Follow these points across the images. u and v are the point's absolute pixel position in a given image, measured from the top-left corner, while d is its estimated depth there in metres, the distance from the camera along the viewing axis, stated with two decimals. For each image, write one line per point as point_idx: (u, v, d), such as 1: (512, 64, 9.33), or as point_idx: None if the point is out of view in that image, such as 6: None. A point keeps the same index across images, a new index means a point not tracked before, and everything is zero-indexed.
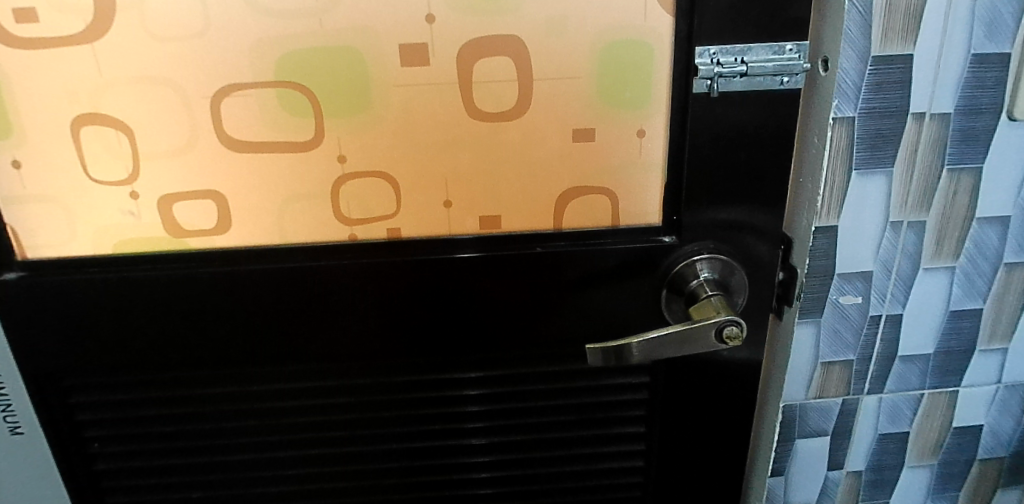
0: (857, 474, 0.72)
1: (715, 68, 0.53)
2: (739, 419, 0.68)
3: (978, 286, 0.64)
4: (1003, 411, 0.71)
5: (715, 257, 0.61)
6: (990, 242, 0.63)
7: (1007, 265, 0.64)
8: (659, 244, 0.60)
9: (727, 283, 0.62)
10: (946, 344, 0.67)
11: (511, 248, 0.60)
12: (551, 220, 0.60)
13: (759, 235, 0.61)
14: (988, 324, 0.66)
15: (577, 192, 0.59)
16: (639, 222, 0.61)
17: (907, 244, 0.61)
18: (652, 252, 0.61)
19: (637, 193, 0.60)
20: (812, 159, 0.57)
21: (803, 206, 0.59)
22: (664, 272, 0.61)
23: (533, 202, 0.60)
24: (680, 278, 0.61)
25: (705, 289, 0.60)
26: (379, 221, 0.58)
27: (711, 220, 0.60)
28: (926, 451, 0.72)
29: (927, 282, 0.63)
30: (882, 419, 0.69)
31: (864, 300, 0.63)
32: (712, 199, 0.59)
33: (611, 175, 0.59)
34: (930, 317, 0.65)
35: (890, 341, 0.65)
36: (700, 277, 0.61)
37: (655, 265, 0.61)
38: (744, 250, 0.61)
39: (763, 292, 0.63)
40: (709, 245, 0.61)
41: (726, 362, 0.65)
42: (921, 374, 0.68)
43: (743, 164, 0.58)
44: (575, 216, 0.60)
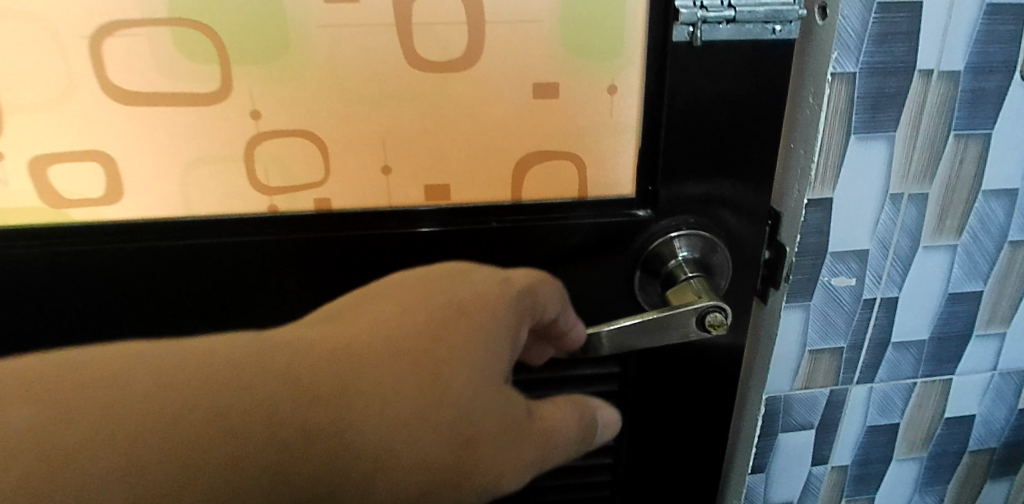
0: (842, 469, 0.66)
1: (698, 12, 0.46)
2: (718, 412, 0.61)
3: (980, 266, 0.58)
4: (998, 400, 0.66)
5: (695, 233, 0.54)
6: (995, 217, 0.57)
7: (1011, 243, 0.58)
8: (632, 219, 0.53)
9: (708, 263, 0.55)
10: (942, 329, 0.61)
11: (464, 222, 0.52)
12: (508, 192, 0.52)
13: (744, 210, 0.54)
14: (988, 308, 0.61)
15: (539, 158, 0.51)
16: (610, 193, 0.54)
17: (907, 220, 0.55)
18: (624, 227, 0.53)
19: (607, 160, 0.52)
20: (806, 122, 0.50)
21: (795, 176, 0.52)
22: (637, 250, 0.54)
23: (488, 169, 0.51)
24: (655, 256, 0.54)
25: (684, 270, 0.53)
26: (305, 190, 0.50)
27: (691, 193, 0.53)
28: (916, 444, 0.66)
29: (926, 262, 0.57)
30: (871, 409, 0.63)
31: (858, 281, 0.57)
32: (693, 167, 0.52)
33: (577, 138, 0.51)
34: (927, 300, 0.59)
35: (883, 327, 0.59)
36: (679, 256, 0.53)
37: (628, 243, 0.54)
38: (727, 227, 0.54)
39: (747, 273, 0.56)
40: (688, 220, 0.54)
41: (705, 351, 0.58)
42: (914, 362, 0.62)
43: (728, 127, 0.50)
44: (536, 186, 0.52)
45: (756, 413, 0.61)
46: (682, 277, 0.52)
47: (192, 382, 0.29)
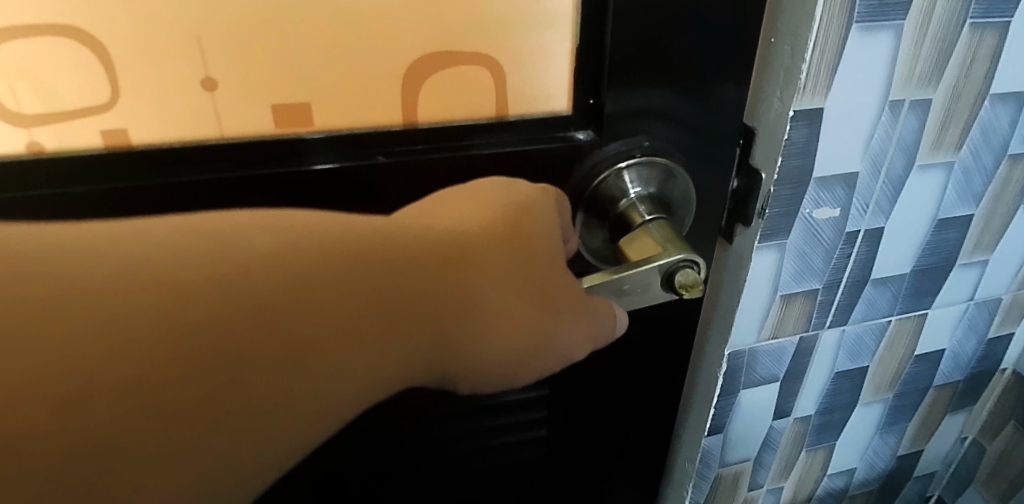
0: (805, 419, 0.58)
1: None
2: (673, 372, 0.51)
3: (974, 186, 0.49)
4: (970, 331, 0.59)
5: (652, 161, 0.41)
6: (999, 126, 0.47)
7: (1010, 156, 0.49)
8: (570, 145, 0.40)
9: (669, 198, 0.43)
10: (925, 260, 0.52)
11: (338, 155, 0.38)
12: (400, 112, 0.38)
13: (711, 127, 0.41)
14: (974, 233, 0.52)
15: (440, 63, 0.37)
16: (538, 110, 0.40)
17: (903, 133, 0.44)
18: (559, 157, 0.40)
19: (533, 66, 0.38)
20: (797, 6, 0.37)
21: (777, 81, 0.40)
22: (577, 185, 0.41)
23: (368, 80, 0.37)
24: (600, 193, 0.41)
25: (639, 211, 0.41)
26: (86, 117, 0.34)
27: (646, 108, 0.39)
28: (883, 385, 0.59)
29: (918, 183, 0.47)
30: (841, 354, 0.55)
31: (842, 211, 0.46)
32: (649, 74, 0.38)
33: (489, 35, 0.36)
34: (914, 228, 0.49)
35: (863, 262, 0.49)
36: (633, 192, 0.41)
37: (565, 176, 0.41)
38: (690, 151, 0.42)
39: (713, 207, 0.45)
40: (642, 143, 0.41)
41: (659, 308, 0.47)
42: (892, 299, 0.53)
43: (698, 16, 0.36)
44: (437, 102, 0.38)
45: (716, 369, 0.51)
46: (638, 220, 0.41)
47: (302, 259, 0.24)
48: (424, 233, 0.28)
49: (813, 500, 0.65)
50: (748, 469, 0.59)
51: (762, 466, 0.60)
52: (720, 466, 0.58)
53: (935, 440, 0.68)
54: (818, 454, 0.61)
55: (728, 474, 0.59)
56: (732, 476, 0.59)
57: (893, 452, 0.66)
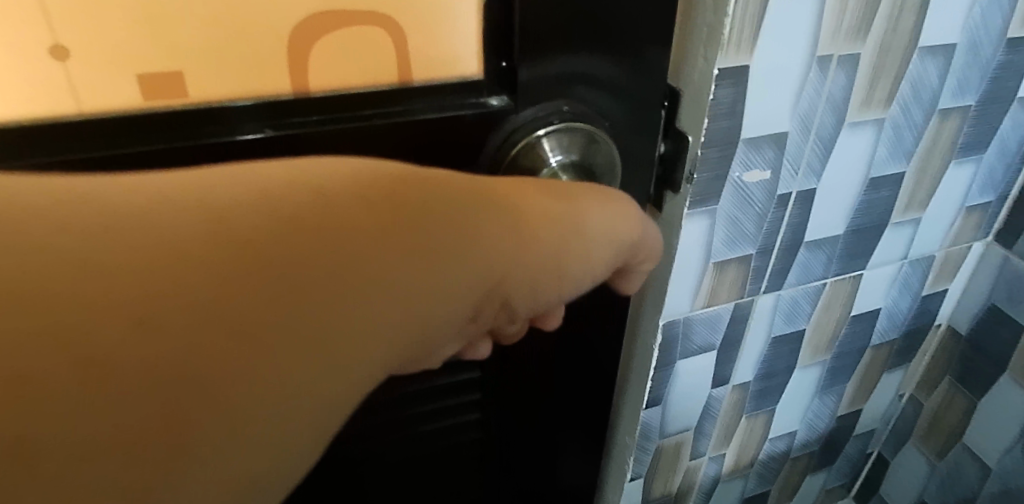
0: (744, 385, 0.57)
1: None
2: (607, 350, 0.49)
3: (905, 143, 0.48)
4: (904, 290, 0.59)
5: (573, 129, 0.38)
6: (929, 80, 0.46)
7: (941, 111, 0.48)
8: (482, 111, 0.37)
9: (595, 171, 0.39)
10: (859, 220, 0.51)
11: (222, 128, 0.33)
12: (289, 79, 0.34)
13: (634, 92, 0.39)
14: (907, 191, 0.51)
15: (332, 23, 0.33)
16: (445, 75, 0.36)
17: (833, 90, 0.42)
18: (472, 124, 0.37)
19: (436, 25, 0.35)
20: None
21: (701, 38, 0.38)
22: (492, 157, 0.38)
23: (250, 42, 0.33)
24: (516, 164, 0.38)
25: (562, 179, 0.37)
26: None
27: (562, 68, 0.37)
28: (821, 347, 0.59)
29: (849, 143, 0.46)
30: (778, 319, 0.54)
31: (772, 174, 0.45)
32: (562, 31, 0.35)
33: None
34: (846, 188, 0.48)
35: (796, 225, 0.48)
36: (555, 161, 0.38)
37: (480, 145, 0.38)
38: (612, 116, 0.39)
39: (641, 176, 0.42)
40: (562, 109, 0.38)
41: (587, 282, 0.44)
42: (826, 262, 0.52)
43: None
44: (331, 67, 0.35)
45: (651, 341, 0.50)
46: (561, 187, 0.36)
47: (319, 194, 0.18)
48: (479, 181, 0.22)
49: (756, 464, 0.66)
50: (689, 438, 0.59)
51: (703, 434, 0.59)
52: (660, 437, 0.57)
53: (874, 398, 0.68)
54: (758, 420, 0.61)
55: (669, 445, 0.58)
56: (674, 446, 0.58)
57: (833, 412, 0.66)
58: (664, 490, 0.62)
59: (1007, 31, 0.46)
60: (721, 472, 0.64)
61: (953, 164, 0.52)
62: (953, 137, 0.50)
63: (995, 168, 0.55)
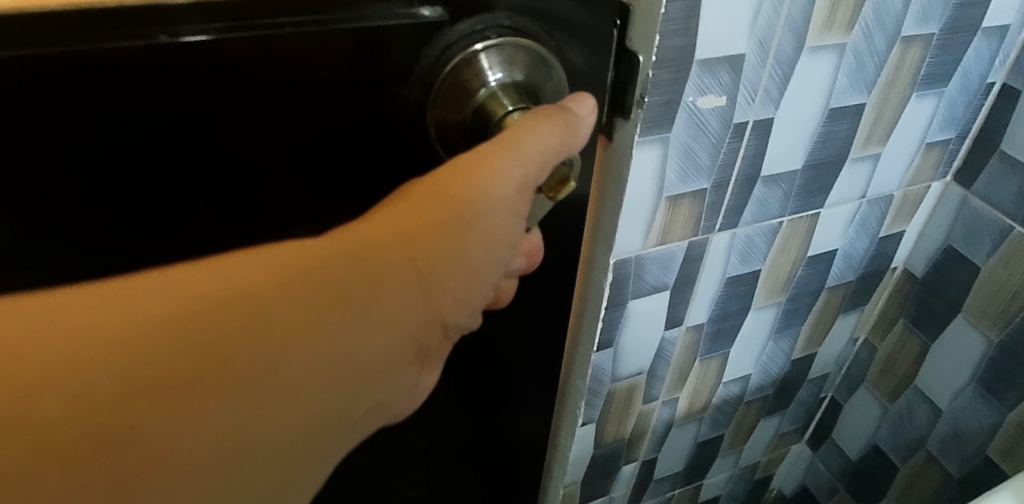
0: (698, 328, 0.56)
1: None
2: (560, 303, 0.45)
3: (867, 73, 0.46)
4: (862, 230, 0.58)
5: (515, 46, 0.31)
6: (892, 3, 0.43)
7: (904, 39, 0.46)
8: (413, 24, 0.28)
9: (535, 91, 0.33)
10: (817, 155, 0.49)
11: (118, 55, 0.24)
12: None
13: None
14: (867, 125, 0.50)
15: None
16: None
17: (793, 9, 0.40)
18: (400, 42, 0.28)
19: None
20: None
21: None
22: (421, 84, 0.30)
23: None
24: (450, 88, 0.30)
25: (503, 102, 0.31)
26: None
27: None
28: (776, 289, 0.57)
29: (809, 69, 0.43)
30: (732, 259, 0.52)
31: (728, 101, 0.42)
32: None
33: None
34: (805, 119, 0.46)
35: (753, 158, 0.46)
36: (495, 79, 0.31)
37: (409, 69, 0.29)
38: (560, 28, 0.32)
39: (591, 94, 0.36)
40: (502, 22, 0.31)
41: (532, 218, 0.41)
42: (783, 199, 0.50)
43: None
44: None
45: (601, 281, 0.47)
46: (502, 114, 0.31)
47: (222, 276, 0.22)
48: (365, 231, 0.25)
49: (709, 407, 0.65)
50: (642, 382, 0.57)
51: (656, 378, 0.58)
52: (612, 381, 0.55)
53: (828, 341, 0.68)
54: (711, 363, 0.60)
55: (621, 388, 0.57)
56: (626, 390, 0.57)
57: (787, 356, 0.65)
58: (617, 434, 0.61)
59: None
60: (674, 416, 0.63)
61: (915, 96, 0.50)
62: (915, 67, 0.48)
63: (956, 103, 0.54)
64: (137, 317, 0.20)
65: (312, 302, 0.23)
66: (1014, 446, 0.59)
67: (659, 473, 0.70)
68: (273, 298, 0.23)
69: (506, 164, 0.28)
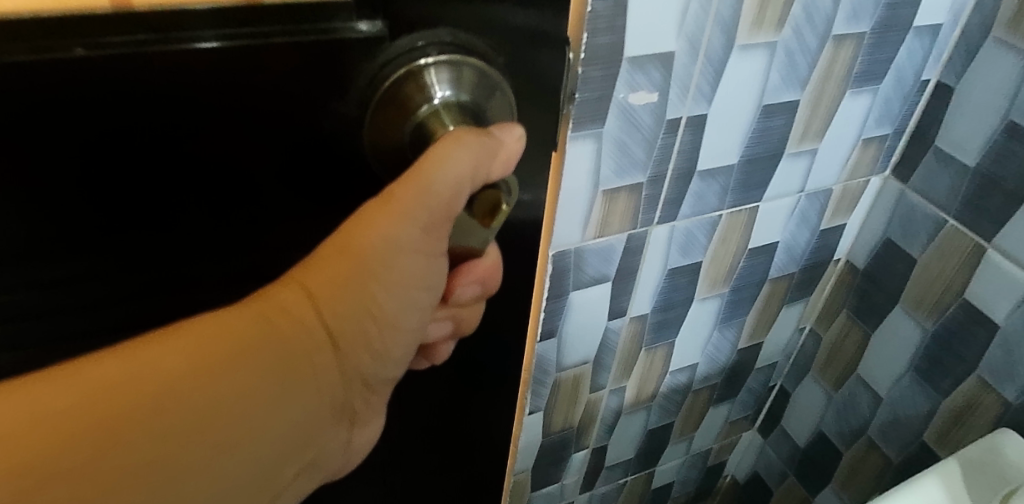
0: (642, 318, 0.57)
1: None
2: (517, 311, 0.44)
3: (799, 70, 0.47)
4: (802, 223, 0.60)
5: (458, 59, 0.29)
6: (822, 3, 0.44)
7: (835, 38, 0.47)
8: (349, 40, 0.27)
9: (481, 110, 0.31)
10: (753, 150, 0.50)
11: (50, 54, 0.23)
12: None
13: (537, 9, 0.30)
14: (802, 120, 0.51)
15: None
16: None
17: (721, 8, 0.41)
18: (336, 60, 0.27)
19: None
20: None
21: None
22: (357, 100, 0.29)
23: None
24: (389, 105, 0.29)
25: (445, 121, 0.29)
26: None
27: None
28: (719, 280, 0.59)
29: (740, 67, 0.44)
30: (673, 251, 0.54)
31: (660, 97, 0.43)
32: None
33: None
34: (739, 114, 0.47)
35: (688, 153, 0.47)
36: (438, 95, 0.29)
37: (344, 84, 0.28)
38: (508, 44, 0.31)
39: (540, 110, 0.34)
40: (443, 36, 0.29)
41: None
42: (720, 193, 0.52)
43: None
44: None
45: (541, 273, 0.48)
46: (442, 131, 0.29)
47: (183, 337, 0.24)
48: (310, 286, 0.28)
49: (658, 396, 0.67)
50: (588, 372, 0.59)
51: (602, 367, 0.60)
52: (557, 371, 0.57)
53: (774, 331, 0.70)
54: (657, 353, 0.62)
55: (567, 378, 0.58)
56: (573, 379, 0.59)
57: (733, 345, 0.67)
58: (565, 422, 0.62)
59: None
60: (622, 404, 0.65)
61: (849, 93, 0.52)
62: (848, 64, 0.49)
63: (891, 101, 0.55)
64: (130, 394, 0.23)
65: (252, 377, 0.26)
66: (947, 432, 0.61)
67: (611, 460, 0.71)
68: (219, 378, 0.25)
69: (435, 223, 0.30)
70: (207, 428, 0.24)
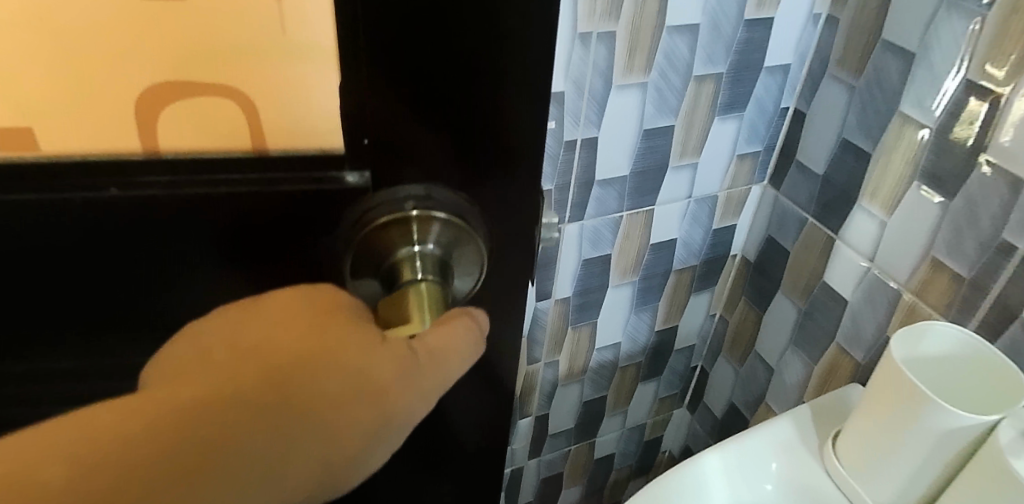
0: (565, 300, 0.72)
1: None
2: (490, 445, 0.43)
3: (670, 102, 0.62)
4: (695, 223, 0.74)
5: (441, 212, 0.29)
6: (680, 52, 0.59)
7: (696, 77, 0.62)
8: (333, 186, 0.28)
9: (457, 260, 0.30)
10: (642, 164, 0.65)
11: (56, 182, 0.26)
12: (136, 135, 0.27)
13: (524, 154, 0.30)
14: (679, 140, 0.65)
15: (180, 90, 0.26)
16: (309, 147, 0.28)
17: (597, 59, 0.55)
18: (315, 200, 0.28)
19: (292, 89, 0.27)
20: None
21: None
22: (343, 240, 0.30)
23: (102, 88, 0.26)
24: (369, 248, 0.29)
25: (415, 268, 0.29)
26: None
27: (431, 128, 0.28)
28: (628, 270, 0.73)
29: (620, 101, 0.59)
30: (584, 244, 0.68)
31: (557, 124, 0.58)
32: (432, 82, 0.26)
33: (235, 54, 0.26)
34: (624, 136, 0.62)
35: (586, 166, 0.62)
36: (421, 246, 0.29)
37: (332, 222, 0.29)
38: (495, 189, 0.31)
39: (518, 253, 0.33)
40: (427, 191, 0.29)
41: None
42: (619, 197, 0.66)
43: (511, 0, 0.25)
44: (183, 130, 0.27)
45: None
46: (410, 280, 0.29)
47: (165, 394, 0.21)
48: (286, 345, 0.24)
49: (588, 370, 0.81)
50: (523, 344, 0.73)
51: (535, 342, 0.74)
52: None
53: (687, 316, 0.84)
54: (583, 331, 0.76)
55: None
56: None
57: (650, 327, 0.81)
58: None
59: (742, 14, 0.60)
60: (558, 376, 0.79)
61: (717, 119, 0.66)
62: (712, 97, 0.64)
63: (756, 124, 0.70)
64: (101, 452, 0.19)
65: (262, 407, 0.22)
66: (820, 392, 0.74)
67: (553, 428, 0.85)
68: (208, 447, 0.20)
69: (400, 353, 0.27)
70: (184, 479, 0.19)
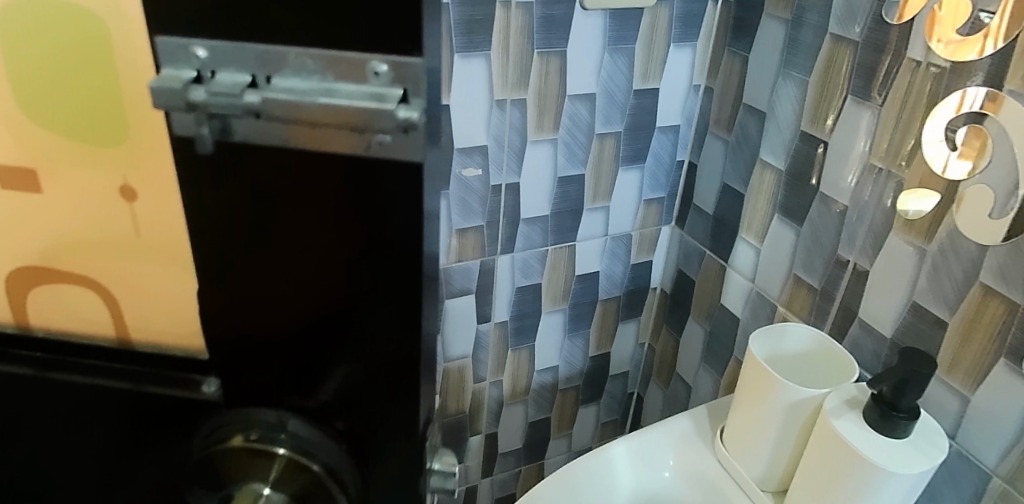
0: (503, 323, 0.84)
1: None
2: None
3: (578, 154, 0.77)
4: (614, 258, 0.88)
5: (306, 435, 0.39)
6: (582, 115, 0.75)
7: (598, 135, 0.77)
8: (202, 389, 0.39)
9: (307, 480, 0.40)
10: (560, 206, 0.79)
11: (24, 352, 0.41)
12: (9, 314, 0.40)
13: (383, 399, 0.38)
14: (590, 187, 0.80)
15: (32, 282, 0.38)
16: (190, 346, 0.39)
17: (513, 119, 0.71)
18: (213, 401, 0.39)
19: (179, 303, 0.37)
20: None
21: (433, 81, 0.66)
22: (217, 427, 0.40)
23: (13, 264, 0.38)
24: (228, 441, 0.39)
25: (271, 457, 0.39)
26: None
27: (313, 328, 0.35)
28: (558, 298, 0.86)
29: (535, 153, 0.75)
30: (517, 274, 0.81)
31: (483, 171, 0.72)
32: (322, 273, 0.32)
33: (117, 260, 0.37)
34: (542, 182, 0.77)
35: (511, 206, 0.76)
36: (283, 449, 0.39)
37: (209, 419, 0.40)
38: (358, 427, 0.39)
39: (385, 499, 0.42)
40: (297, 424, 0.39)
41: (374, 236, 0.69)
42: (543, 234, 0.80)
43: (369, 172, 0.29)
44: (49, 306, 0.39)
45: None
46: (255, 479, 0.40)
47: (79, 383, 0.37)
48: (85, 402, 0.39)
49: (530, 391, 0.92)
50: (468, 364, 0.84)
51: (479, 362, 0.85)
52: (445, 360, 0.82)
53: (617, 344, 0.96)
54: (522, 353, 0.88)
55: (454, 367, 0.83)
56: (457, 369, 0.84)
57: (584, 353, 0.93)
58: (458, 406, 0.87)
59: (630, 85, 0.76)
60: (502, 396, 0.90)
61: (622, 170, 0.82)
62: (614, 152, 0.80)
63: (657, 174, 0.85)
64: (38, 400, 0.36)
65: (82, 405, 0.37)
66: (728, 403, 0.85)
67: (502, 447, 0.95)
68: None
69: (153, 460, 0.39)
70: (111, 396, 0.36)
